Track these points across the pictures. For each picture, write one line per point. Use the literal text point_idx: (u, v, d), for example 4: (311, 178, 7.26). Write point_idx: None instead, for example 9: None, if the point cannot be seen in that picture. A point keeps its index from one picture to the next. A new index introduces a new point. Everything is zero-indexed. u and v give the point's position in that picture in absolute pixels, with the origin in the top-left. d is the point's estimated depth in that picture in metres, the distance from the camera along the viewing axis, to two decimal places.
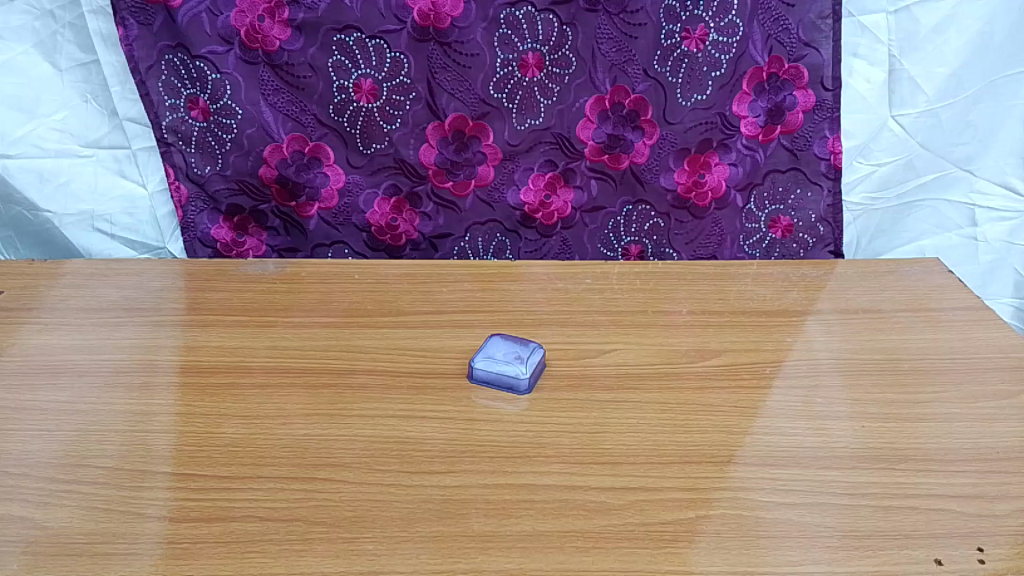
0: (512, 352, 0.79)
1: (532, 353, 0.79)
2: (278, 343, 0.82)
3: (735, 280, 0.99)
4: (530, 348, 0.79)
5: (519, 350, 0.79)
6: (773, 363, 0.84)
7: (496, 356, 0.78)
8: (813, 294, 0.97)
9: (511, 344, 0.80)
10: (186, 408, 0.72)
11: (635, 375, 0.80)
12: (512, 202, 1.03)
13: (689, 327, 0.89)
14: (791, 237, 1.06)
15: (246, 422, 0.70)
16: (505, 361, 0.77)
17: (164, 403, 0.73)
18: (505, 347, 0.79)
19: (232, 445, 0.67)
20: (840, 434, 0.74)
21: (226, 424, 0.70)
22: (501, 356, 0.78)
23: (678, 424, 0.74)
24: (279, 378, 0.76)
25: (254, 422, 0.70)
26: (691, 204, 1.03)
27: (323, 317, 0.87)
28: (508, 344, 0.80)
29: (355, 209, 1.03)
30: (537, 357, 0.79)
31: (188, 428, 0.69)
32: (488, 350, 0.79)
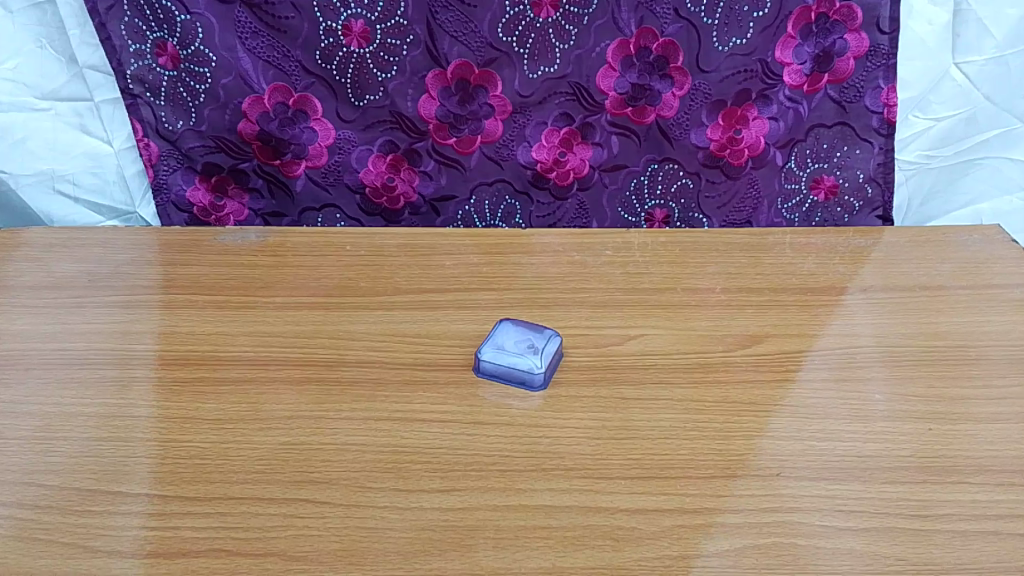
0: (525, 342, 0.69)
1: (548, 342, 0.69)
2: (257, 328, 0.72)
3: (772, 251, 0.88)
4: (546, 336, 0.69)
5: (532, 339, 0.69)
6: (821, 351, 0.73)
7: (508, 348, 0.68)
8: (862, 266, 0.87)
9: (523, 332, 0.70)
10: (148, 409, 0.63)
11: (666, 366, 0.70)
12: (523, 161, 0.91)
13: (725, 308, 0.79)
14: (835, 200, 0.94)
15: (217, 426, 0.61)
16: (517, 353, 0.68)
17: (124, 404, 0.63)
18: (515, 336, 0.70)
19: (199, 457, 0.58)
20: (904, 439, 0.64)
21: (193, 430, 0.60)
22: (513, 348, 0.68)
23: (717, 427, 0.64)
24: (258, 372, 0.67)
25: (225, 428, 0.61)
26: (725, 163, 0.91)
27: (310, 297, 0.76)
28: (519, 332, 0.70)
29: (347, 168, 0.91)
30: (554, 348, 0.69)
31: (149, 436, 0.60)
32: (496, 340, 0.69)
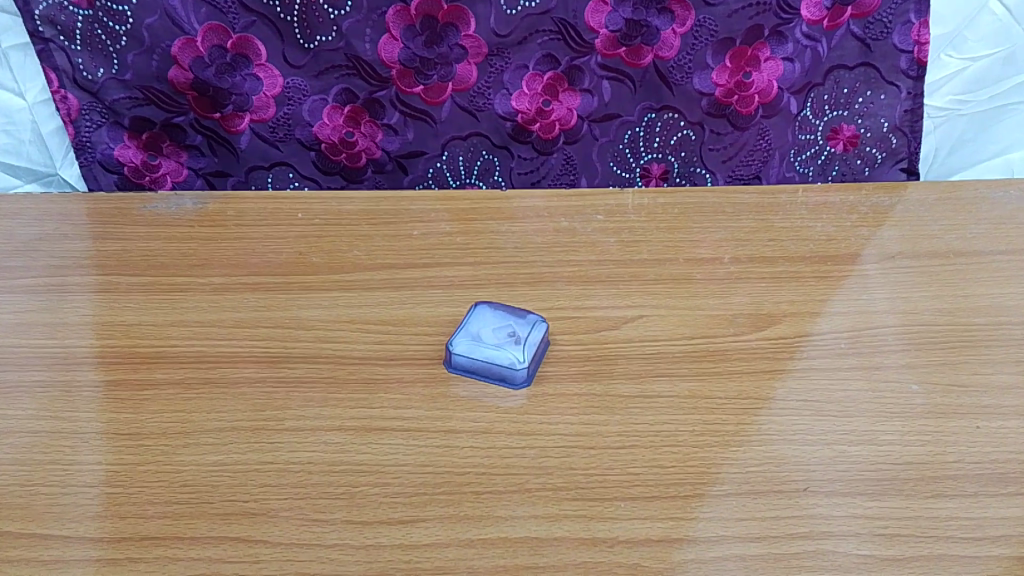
0: (505, 331, 0.59)
1: (532, 330, 0.59)
2: (189, 317, 0.62)
3: (787, 211, 0.78)
4: (530, 323, 0.59)
5: (514, 327, 0.59)
6: (847, 333, 0.64)
7: (485, 339, 0.58)
8: (888, 228, 0.76)
9: (503, 317, 0.60)
10: (53, 424, 0.53)
11: (670, 355, 0.60)
12: (502, 111, 0.79)
13: (734, 282, 0.68)
14: (855, 151, 0.82)
15: (134, 444, 0.51)
16: (496, 345, 0.58)
17: (26, 417, 0.54)
18: (494, 322, 0.60)
19: (109, 486, 0.49)
20: (949, 441, 0.55)
21: (106, 449, 0.51)
22: (491, 339, 0.58)
23: (732, 432, 0.54)
24: (186, 373, 0.57)
25: (144, 446, 0.51)
26: (732, 111, 0.79)
27: (252, 277, 0.65)
28: (499, 318, 0.60)
29: (298, 121, 0.79)
30: (539, 336, 0.59)
31: (51, 460, 0.51)
32: (471, 328, 0.59)
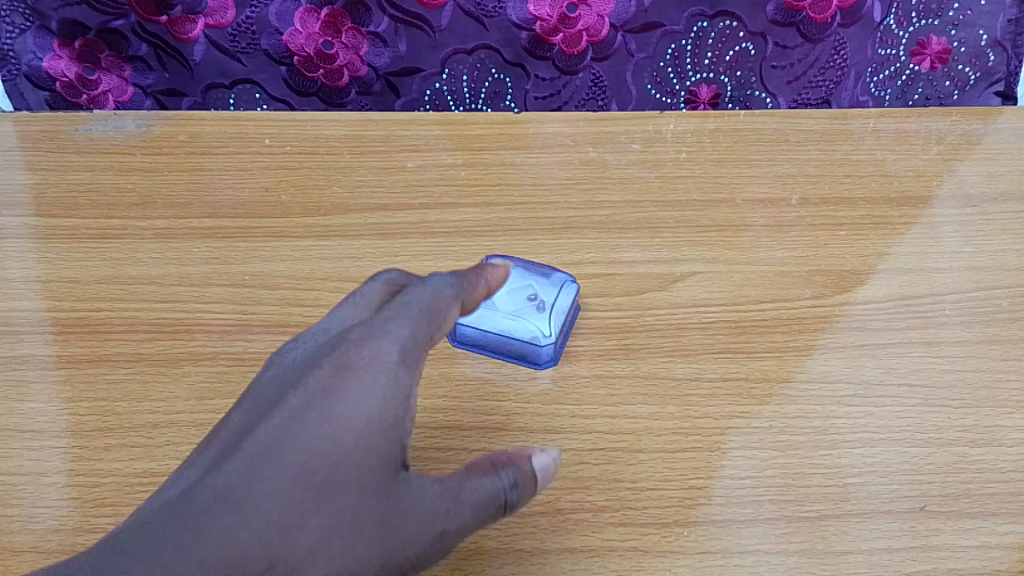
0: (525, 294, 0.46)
1: (560, 295, 0.46)
2: (122, 270, 0.48)
3: (863, 139, 0.63)
4: (556, 284, 0.47)
5: (535, 290, 0.47)
6: (954, 298, 0.50)
7: (499, 307, 0.46)
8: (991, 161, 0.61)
9: (523, 274, 0.48)
10: None
11: (733, 326, 0.47)
12: (516, 18, 0.64)
13: (806, 230, 0.54)
14: (944, 70, 0.68)
15: (42, 447, 0.39)
16: (514, 314, 0.45)
17: None
18: (509, 282, 0.47)
19: (6, 507, 0.37)
20: None
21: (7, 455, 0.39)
22: (506, 305, 0.46)
23: (820, 430, 0.42)
24: (111, 348, 0.44)
25: (55, 449, 0.39)
26: (803, 19, 0.65)
27: (203, 219, 0.52)
28: (516, 275, 0.47)
29: (264, 28, 0.64)
30: (568, 302, 0.46)
31: None
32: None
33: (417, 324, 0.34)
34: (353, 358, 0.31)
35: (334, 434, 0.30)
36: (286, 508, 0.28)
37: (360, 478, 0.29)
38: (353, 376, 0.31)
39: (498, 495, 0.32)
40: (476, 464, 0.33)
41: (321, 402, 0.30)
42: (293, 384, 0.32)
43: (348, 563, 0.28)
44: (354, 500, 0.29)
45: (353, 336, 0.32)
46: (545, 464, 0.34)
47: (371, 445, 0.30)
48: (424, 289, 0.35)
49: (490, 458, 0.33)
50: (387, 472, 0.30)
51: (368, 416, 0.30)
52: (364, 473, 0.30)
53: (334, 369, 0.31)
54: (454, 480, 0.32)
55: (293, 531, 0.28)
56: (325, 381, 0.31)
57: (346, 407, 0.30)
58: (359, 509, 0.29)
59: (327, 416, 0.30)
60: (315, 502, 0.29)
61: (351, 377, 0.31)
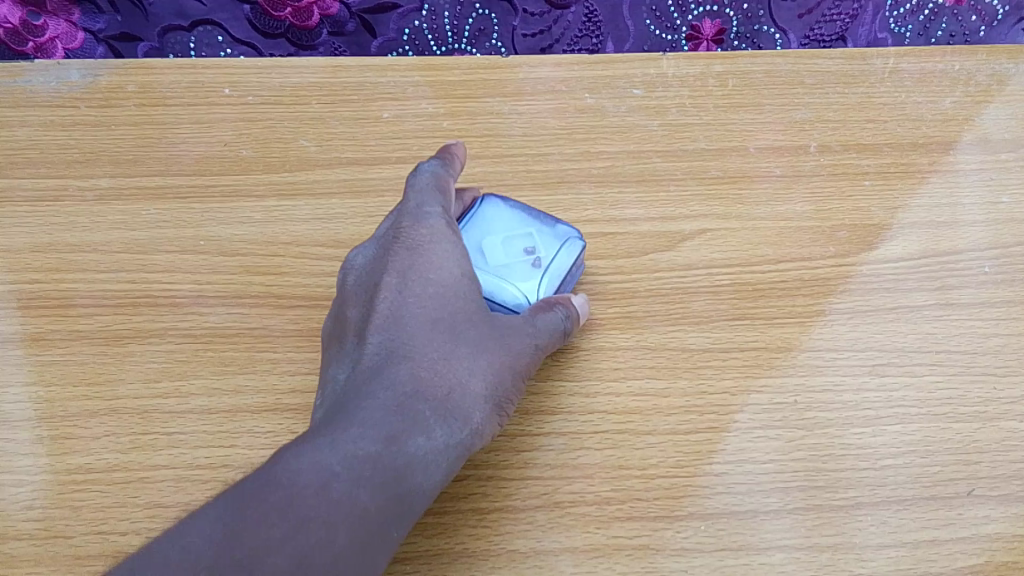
0: (519, 246, 0.40)
1: (561, 254, 0.40)
2: (60, 235, 0.43)
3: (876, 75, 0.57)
4: (558, 239, 0.40)
5: (532, 240, 0.40)
6: (992, 254, 0.46)
7: (488, 260, 0.40)
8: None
9: (522, 220, 0.41)
10: None
11: (748, 291, 0.42)
12: None
13: (826, 180, 0.49)
14: (971, 4, 0.61)
15: None
16: (502, 268, 0.39)
17: None
18: (505, 229, 0.41)
19: None
20: None
21: None
22: (496, 257, 0.40)
23: (851, 405, 0.38)
24: (48, 325, 0.39)
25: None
26: None
27: (156, 177, 0.46)
28: (511, 222, 0.41)
29: None
30: (571, 261, 0.40)
31: None
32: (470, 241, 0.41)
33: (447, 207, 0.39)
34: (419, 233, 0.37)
35: (439, 291, 0.36)
36: (429, 349, 0.34)
37: (476, 313, 0.35)
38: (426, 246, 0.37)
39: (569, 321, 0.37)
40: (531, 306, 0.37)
41: (413, 271, 0.36)
42: (383, 264, 0.37)
43: (494, 374, 0.34)
44: (480, 330, 0.35)
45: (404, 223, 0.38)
46: (582, 306, 0.39)
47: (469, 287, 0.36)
48: (422, 175, 0.40)
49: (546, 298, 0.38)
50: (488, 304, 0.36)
51: (459, 261, 0.36)
52: (476, 314, 0.35)
53: (407, 248, 0.37)
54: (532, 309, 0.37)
55: (446, 363, 0.34)
56: (406, 260, 0.36)
57: (436, 262, 0.36)
58: (487, 334, 0.35)
59: (426, 275, 0.36)
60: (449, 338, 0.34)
61: (426, 243, 0.37)
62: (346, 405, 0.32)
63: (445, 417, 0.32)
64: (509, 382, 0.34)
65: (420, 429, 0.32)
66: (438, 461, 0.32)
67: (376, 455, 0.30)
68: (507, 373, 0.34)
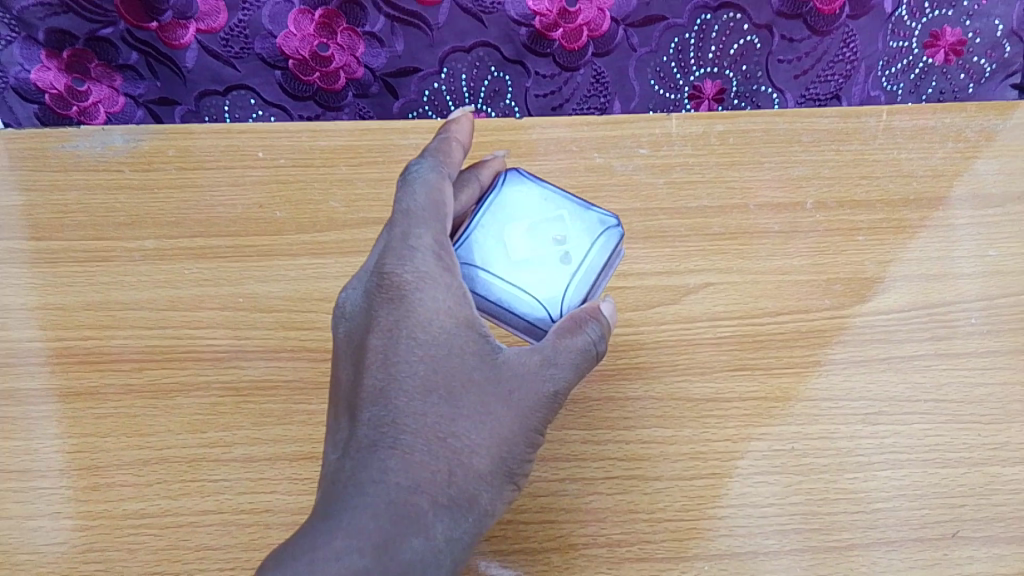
0: (552, 233, 0.40)
1: (592, 248, 0.40)
2: (111, 294, 0.47)
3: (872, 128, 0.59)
4: (589, 232, 0.40)
5: (567, 228, 0.40)
6: (979, 305, 0.48)
7: (519, 254, 0.39)
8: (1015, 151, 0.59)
9: (553, 208, 0.41)
10: None
11: (749, 342, 0.45)
12: (516, 14, 0.62)
13: (822, 235, 0.52)
14: (958, 62, 0.65)
15: (42, 484, 0.39)
16: (532, 264, 0.39)
17: None
18: (536, 219, 0.40)
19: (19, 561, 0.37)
20: None
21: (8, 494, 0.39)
22: (526, 251, 0.40)
23: (845, 451, 0.41)
24: (101, 380, 0.42)
25: (55, 486, 0.39)
26: (810, 10, 0.62)
27: (196, 239, 0.50)
28: (543, 209, 0.41)
29: (259, 30, 0.61)
30: (601, 254, 0.40)
31: None
32: (499, 230, 0.40)
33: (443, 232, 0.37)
34: (405, 278, 0.36)
35: (437, 350, 0.35)
36: (427, 427, 0.34)
37: (476, 375, 0.35)
38: (415, 296, 0.35)
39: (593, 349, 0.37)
40: (562, 324, 0.37)
41: (404, 326, 0.35)
42: (371, 313, 0.36)
43: (494, 446, 0.34)
44: (481, 395, 0.35)
45: (391, 265, 0.36)
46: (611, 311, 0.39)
47: (462, 345, 0.35)
48: (410, 196, 0.38)
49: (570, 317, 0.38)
50: (485, 362, 0.35)
51: (450, 311, 0.35)
52: (478, 372, 0.35)
53: (396, 299, 0.35)
54: (550, 342, 0.37)
55: (444, 439, 0.34)
56: (395, 315, 0.35)
57: (426, 317, 0.35)
58: (486, 401, 0.35)
59: (418, 333, 0.35)
60: (445, 408, 0.34)
61: (415, 291, 0.35)
62: (343, 496, 0.32)
63: (443, 508, 0.33)
64: (510, 451, 0.35)
65: (417, 530, 0.32)
66: (437, 558, 0.32)
67: (369, 572, 0.30)
68: (510, 442, 0.35)
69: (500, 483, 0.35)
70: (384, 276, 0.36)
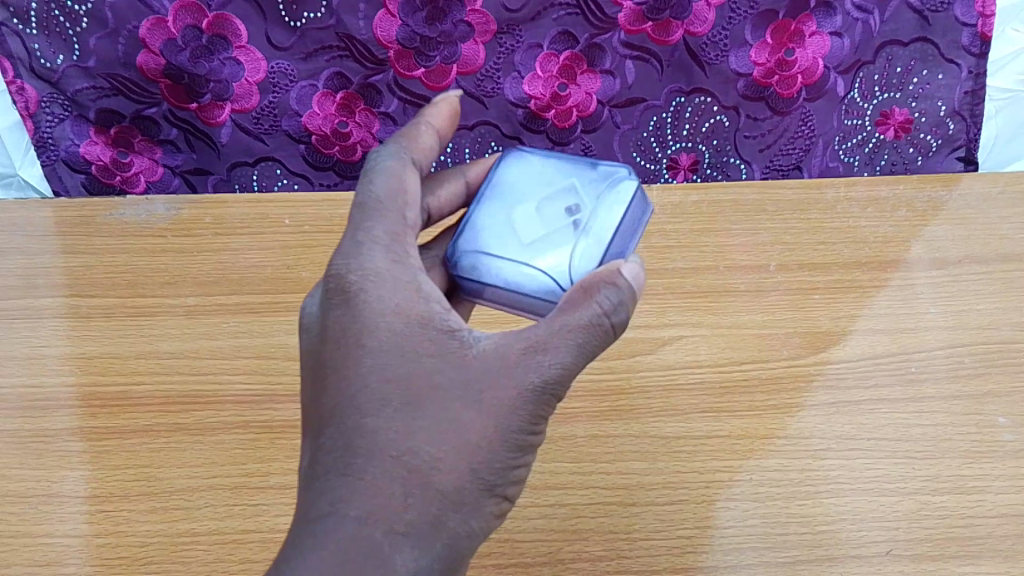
0: (559, 206, 0.42)
1: (600, 212, 0.42)
2: (158, 346, 0.53)
3: (826, 196, 0.66)
4: (593, 201, 0.43)
5: (573, 198, 0.43)
6: (921, 357, 0.55)
7: (530, 229, 0.42)
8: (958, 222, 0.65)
9: (557, 186, 0.43)
10: (10, 482, 0.47)
11: (717, 388, 0.52)
12: (513, 96, 0.70)
13: (783, 293, 0.59)
14: (908, 138, 0.72)
15: (105, 509, 0.46)
16: (544, 235, 0.41)
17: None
18: (543, 198, 0.43)
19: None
20: None
21: (75, 518, 0.46)
22: (536, 225, 0.42)
23: (797, 482, 0.48)
24: (155, 420, 0.49)
25: (117, 510, 0.46)
26: (771, 94, 0.70)
27: (231, 296, 0.56)
28: (548, 189, 0.43)
29: (286, 110, 0.69)
30: (610, 216, 0.42)
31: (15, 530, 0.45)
32: (508, 216, 0.42)
33: (399, 230, 0.39)
34: (356, 290, 0.37)
35: (390, 361, 0.36)
36: (384, 444, 0.34)
37: (434, 386, 0.35)
38: (364, 309, 0.36)
39: (603, 319, 0.36)
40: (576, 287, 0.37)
41: (357, 340, 0.36)
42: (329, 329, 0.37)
43: (459, 458, 0.34)
44: (440, 408, 0.35)
45: (344, 278, 0.37)
46: (633, 272, 0.38)
47: (415, 355, 0.36)
48: (367, 198, 0.40)
49: (583, 287, 0.37)
50: (442, 370, 0.35)
51: (402, 322, 0.36)
52: (438, 381, 0.35)
53: (349, 312, 0.37)
54: (532, 334, 0.36)
55: (403, 458, 0.34)
56: (349, 329, 0.36)
57: (377, 330, 0.36)
58: (447, 411, 0.35)
59: (370, 347, 0.36)
60: (402, 424, 0.35)
61: (365, 304, 0.37)
62: (308, 529, 0.34)
63: (406, 534, 0.34)
64: (481, 460, 0.35)
65: (377, 562, 0.33)
66: None
67: None
68: (477, 451, 0.34)
69: (472, 490, 0.35)
70: (337, 288, 0.37)
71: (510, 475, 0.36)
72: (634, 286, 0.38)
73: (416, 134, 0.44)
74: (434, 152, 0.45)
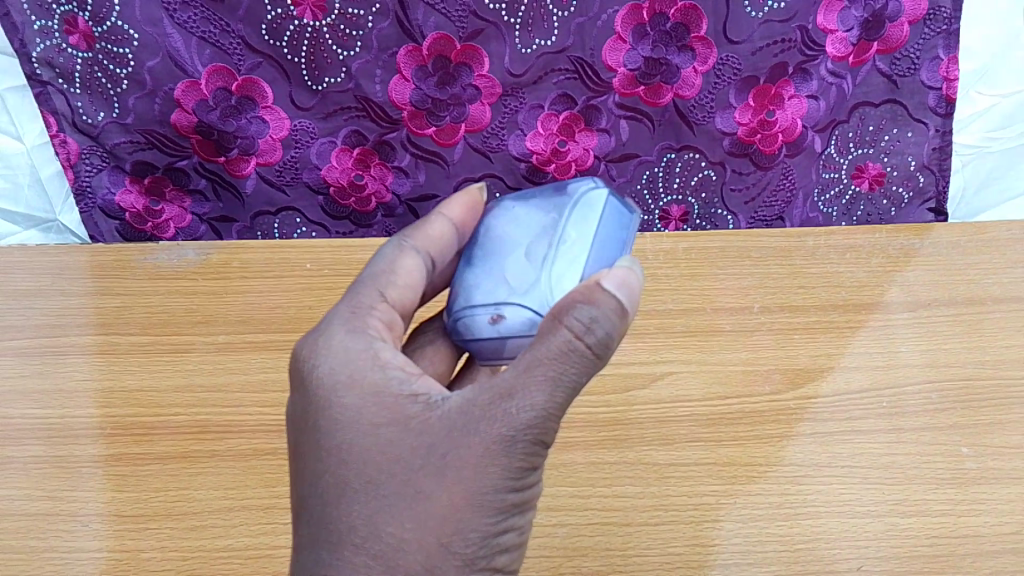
0: (539, 242, 0.44)
1: (575, 233, 0.44)
2: (192, 379, 0.58)
3: (806, 242, 0.72)
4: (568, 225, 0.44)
5: (550, 231, 0.45)
6: (892, 392, 0.60)
7: (514, 271, 0.44)
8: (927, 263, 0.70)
9: (534, 225, 0.45)
10: (63, 503, 0.52)
11: (704, 420, 0.57)
12: (516, 152, 0.76)
13: (766, 333, 0.64)
14: (881, 191, 0.78)
15: (151, 527, 0.51)
16: (527, 274, 0.43)
17: (41, 497, 0.52)
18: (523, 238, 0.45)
19: None
20: (994, 510, 0.53)
21: (123, 534, 0.51)
22: (520, 265, 0.44)
23: (776, 505, 0.53)
24: (193, 446, 0.54)
25: (161, 528, 0.51)
26: (754, 151, 0.76)
27: (258, 333, 0.61)
28: (526, 231, 0.45)
29: (306, 163, 0.75)
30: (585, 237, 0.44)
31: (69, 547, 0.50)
32: (494, 267, 0.44)
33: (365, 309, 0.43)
34: (320, 378, 0.40)
35: (355, 440, 0.39)
36: (349, 532, 0.37)
37: (400, 459, 0.38)
38: (327, 395, 0.40)
39: (576, 343, 0.37)
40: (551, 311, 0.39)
41: (326, 425, 0.39)
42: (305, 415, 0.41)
43: (430, 531, 0.37)
44: (410, 479, 0.37)
45: (314, 368, 0.41)
46: (613, 281, 0.39)
47: (376, 430, 0.39)
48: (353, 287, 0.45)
49: (554, 314, 0.38)
50: (407, 441, 0.38)
51: (364, 402, 0.39)
52: (405, 453, 0.38)
53: (319, 398, 0.40)
54: (499, 384, 0.38)
55: (372, 540, 0.37)
56: (319, 415, 0.40)
57: (342, 412, 0.39)
58: (418, 483, 0.37)
59: (337, 430, 0.39)
60: (370, 503, 0.37)
61: (330, 389, 0.40)
62: None
63: None
64: (454, 528, 0.37)
65: None
66: None
67: None
68: (450, 520, 0.36)
69: (447, 565, 0.36)
70: (308, 376, 0.41)
71: (491, 539, 0.37)
72: (619, 296, 0.39)
73: (426, 227, 0.48)
74: (447, 241, 0.48)
